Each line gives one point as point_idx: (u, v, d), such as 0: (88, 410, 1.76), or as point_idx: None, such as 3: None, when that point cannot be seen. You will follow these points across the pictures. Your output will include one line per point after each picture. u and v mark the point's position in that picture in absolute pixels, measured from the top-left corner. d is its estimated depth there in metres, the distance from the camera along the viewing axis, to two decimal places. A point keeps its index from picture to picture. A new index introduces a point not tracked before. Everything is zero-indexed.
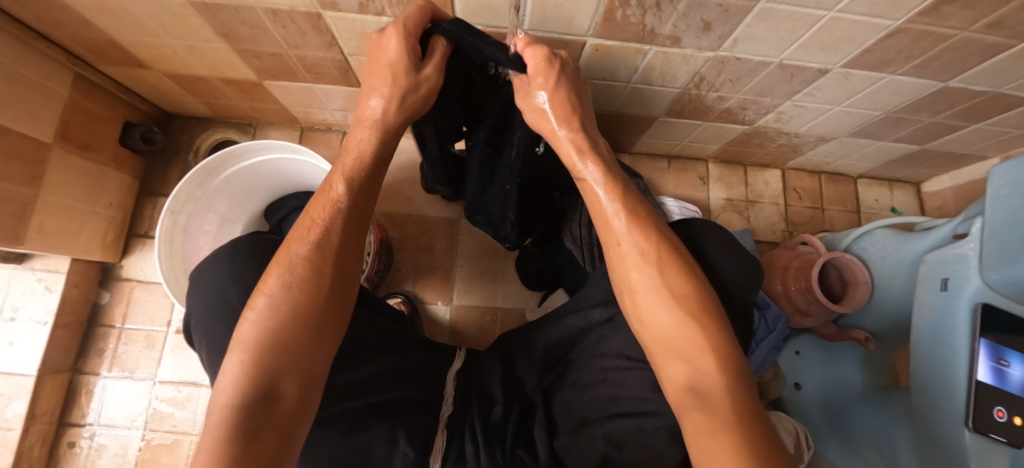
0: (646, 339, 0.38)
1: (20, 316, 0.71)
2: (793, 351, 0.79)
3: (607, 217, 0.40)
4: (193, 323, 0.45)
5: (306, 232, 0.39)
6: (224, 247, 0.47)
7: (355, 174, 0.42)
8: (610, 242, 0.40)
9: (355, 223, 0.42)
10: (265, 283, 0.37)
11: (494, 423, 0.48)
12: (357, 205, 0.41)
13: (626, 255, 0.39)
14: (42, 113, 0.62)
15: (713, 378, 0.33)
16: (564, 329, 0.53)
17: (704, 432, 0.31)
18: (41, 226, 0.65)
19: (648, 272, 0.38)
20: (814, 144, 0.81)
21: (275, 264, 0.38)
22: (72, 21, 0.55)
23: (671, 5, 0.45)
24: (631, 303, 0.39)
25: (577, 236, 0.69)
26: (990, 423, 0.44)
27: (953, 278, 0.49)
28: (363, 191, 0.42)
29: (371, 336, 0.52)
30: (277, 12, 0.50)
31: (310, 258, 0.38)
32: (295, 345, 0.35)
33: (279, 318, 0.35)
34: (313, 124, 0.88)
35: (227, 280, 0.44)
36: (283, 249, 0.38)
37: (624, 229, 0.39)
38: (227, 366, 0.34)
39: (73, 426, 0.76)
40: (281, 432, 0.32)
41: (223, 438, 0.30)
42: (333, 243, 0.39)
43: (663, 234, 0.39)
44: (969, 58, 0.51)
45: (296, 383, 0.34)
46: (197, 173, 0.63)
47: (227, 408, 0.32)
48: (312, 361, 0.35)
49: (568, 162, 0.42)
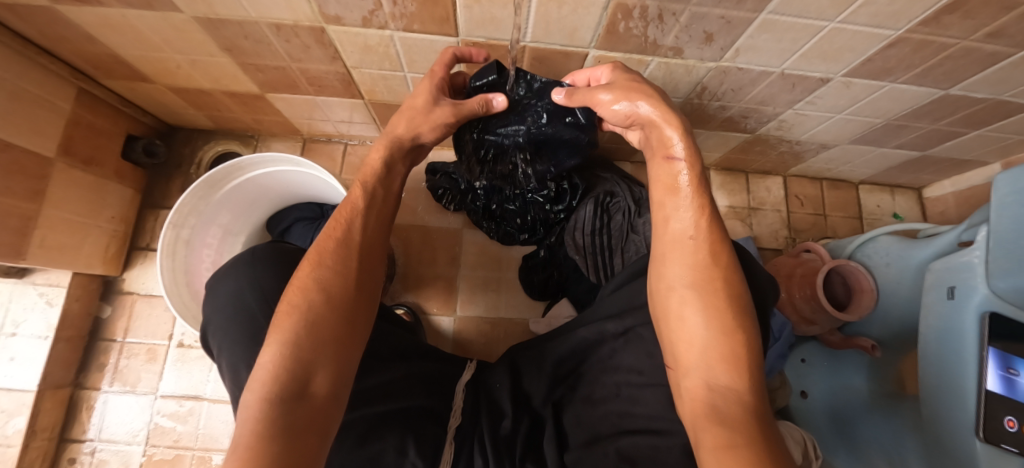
0: (673, 340, 0.39)
1: (21, 331, 0.70)
2: (799, 359, 0.78)
3: (676, 206, 0.43)
4: (211, 328, 0.47)
5: (333, 229, 0.44)
6: (245, 254, 0.50)
7: (369, 180, 0.49)
8: (675, 235, 0.42)
9: (372, 219, 0.47)
10: (298, 278, 0.40)
11: (504, 435, 0.47)
12: (374, 211, 0.47)
13: (689, 250, 0.41)
14: (45, 128, 0.63)
15: (737, 394, 0.34)
16: (575, 341, 0.53)
17: (720, 448, 0.31)
18: (44, 241, 0.65)
19: (707, 272, 0.39)
20: (815, 152, 0.81)
21: (309, 263, 0.41)
22: (76, 36, 0.55)
23: (674, 17, 0.45)
24: (675, 301, 0.40)
25: (579, 245, 0.73)
26: (1001, 433, 0.44)
27: (960, 286, 0.49)
28: (376, 193, 0.48)
29: (381, 345, 0.53)
30: (281, 27, 0.50)
31: (339, 256, 0.42)
32: (326, 338, 0.37)
33: (317, 310, 0.38)
34: (315, 135, 0.88)
35: (249, 288, 0.46)
36: (316, 249, 0.42)
37: (693, 225, 0.41)
38: (261, 361, 0.35)
39: (73, 442, 0.75)
40: (318, 430, 0.34)
41: (264, 434, 0.31)
42: (357, 240, 0.44)
43: (727, 241, 0.41)
44: (970, 66, 0.51)
45: (327, 376, 0.36)
46: (198, 186, 0.63)
47: (264, 402, 0.33)
48: (343, 356, 0.38)
49: (661, 143, 0.45)
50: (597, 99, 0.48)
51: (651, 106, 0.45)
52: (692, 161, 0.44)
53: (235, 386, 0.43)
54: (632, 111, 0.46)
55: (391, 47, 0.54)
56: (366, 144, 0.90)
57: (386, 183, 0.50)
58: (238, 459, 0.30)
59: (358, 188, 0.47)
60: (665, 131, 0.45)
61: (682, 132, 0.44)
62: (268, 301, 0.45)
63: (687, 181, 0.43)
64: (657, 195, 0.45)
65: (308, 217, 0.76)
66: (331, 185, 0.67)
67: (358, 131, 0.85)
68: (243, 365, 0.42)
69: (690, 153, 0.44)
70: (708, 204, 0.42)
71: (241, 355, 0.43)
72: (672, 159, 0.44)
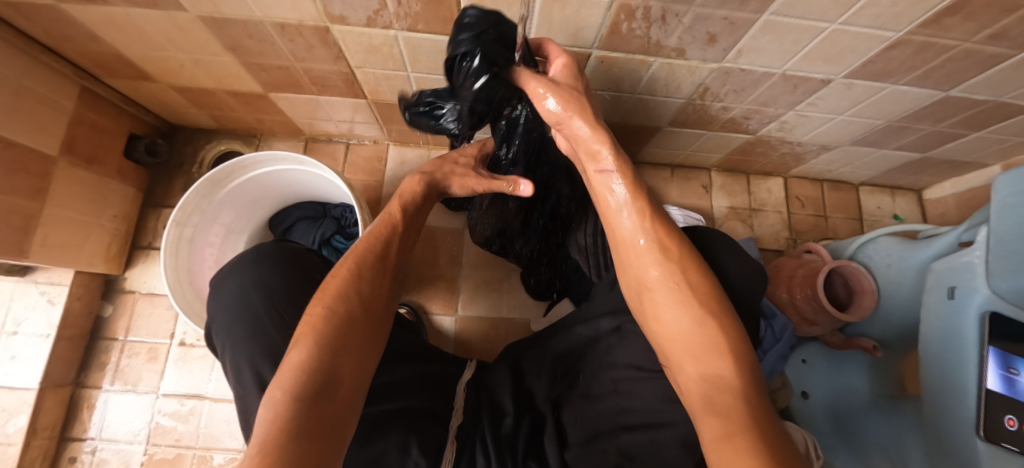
0: (659, 337, 0.41)
1: (22, 329, 0.70)
2: (799, 360, 0.78)
3: (617, 214, 0.44)
4: (215, 326, 0.47)
5: (372, 246, 0.46)
6: (248, 252, 0.50)
7: (399, 211, 0.53)
8: (627, 241, 0.43)
9: (401, 242, 0.50)
10: (334, 283, 0.41)
11: (505, 434, 0.47)
12: (403, 232, 0.51)
13: (645, 252, 0.42)
14: (49, 126, 0.63)
15: (728, 380, 0.34)
16: (573, 339, 0.56)
17: (719, 438, 0.31)
18: (46, 239, 0.65)
19: (665, 270, 0.41)
20: (816, 153, 0.82)
21: (338, 271, 0.42)
22: (80, 35, 0.56)
23: (677, 18, 0.45)
24: (648, 300, 0.42)
25: (581, 245, 0.71)
26: (1001, 432, 0.44)
27: (961, 286, 0.50)
28: (405, 218, 0.53)
29: (386, 342, 0.53)
30: (285, 26, 0.50)
31: (376, 271, 0.44)
32: (357, 345, 0.38)
33: (352, 316, 0.39)
34: (317, 134, 0.89)
35: (254, 286, 0.46)
36: (354, 261, 0.44)
37: (641, 227, 0.42)
38: (289, 359, 0.35)
39: (74, 441, 0.75)
40: (336, 434, 0.33)
41: (286, 430, 0.31)
42: (392, 261, 0.47)
43: (675, 233, 0.43)
44: (971, 68, 0.52)
45: (352, 384, 0.37)
46: (202, 185, 0.63)
47: (286, 401, 0.32)
48: (371, 366, 0.39)
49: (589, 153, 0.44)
50: (536, 93, 0.43)
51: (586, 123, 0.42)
52: (625, 169, 0.43)
53: (238, 385, 0.43)
54: (565, 117, 0.42)
55: (395, 47, 0.54)
56: (368, 143, 0.91)
57: (409, 211, 0.54)
58: (255, 458, 0.29)
59: (386, 215, 0.51)
60: (594, 146, 0.43)
61: (611, 144, 0.43)
62: (274, 302, 0.45)
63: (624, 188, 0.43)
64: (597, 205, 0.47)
65: (310, 216, 0.78)
66: (333, 182, 0.67)
67: (360, 131, 0.85)
68: (247, 366, 0.42)
69: (621, 165, 0.43)
70: (649, 206, 0.43)
71: (244, 353, 0.43)
72: (604, 172, 0.43)
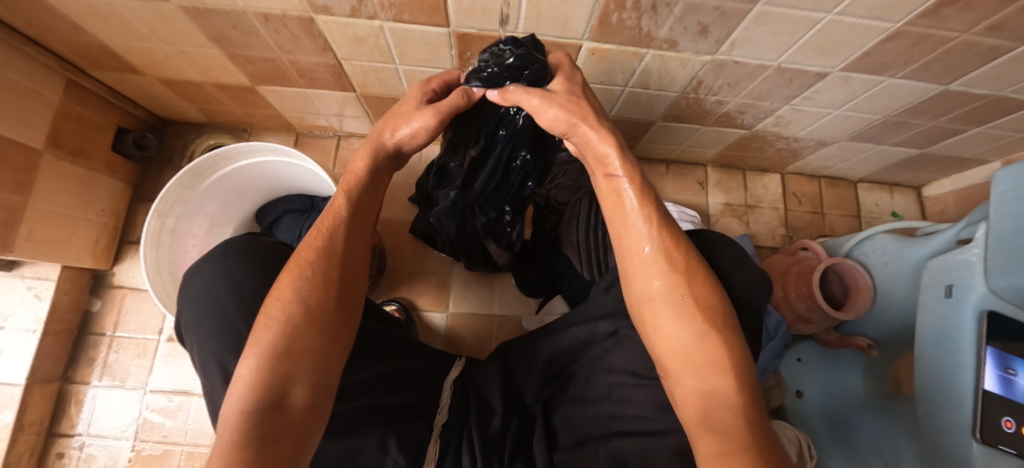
0: (659, 350, 0.39)
1: (9, 324, 0.70)
2: (794, 358, 0.78)
3: (627, 219, 0.41)
4: (184, 321, 0.46)
5: (317, 240, 0.43)
6: (218, 247, 0.48)
7: (353, 188, 0.47)
8: (630, 247, 0.41)
9: (358, 229, 0.46)
10: (278, 289, 0.39)
11: (493, 434, 0.47)
12: (359, 217, 0.46)
13: (649, 261, 0.40)
14: (33, 119, 0.62)
15: (727, 397, 0.33)
16: (567, 340, 0.53)
17: (715, 456, 0.31)
18: (31, 233, 0.64)
19: (671, 280, 0.39)
20: (813, 149, 0.80)
21: (288, 274, 0.40)
22: (62, 26, 0.55)
23: (667, 8, 0.44)
24: (649, 313, 0.39)
25: (574, 242, 0.70)
26: (998, 435, 0.42)
27: (958, 284, 0.48)
28: (362, 204, 0.47)
29: (368, 342, 0.52)
30: (269, 16, 0.49)
31: (320, 266, 0.41)
32: (304, 351, 0.37)
33: (297, 322, 0.37)
34: (308, 129, 0.88)
35: (221, 280, 0.45)
36: (295, 260, 0.41)
37: (648, 234, 0.40)
38: (240, 371, 0.35)
39: (62, 436, 0.74)
40: (293, 438, 0.34)
41: (234, 441, 0.32)
42: (339, 250, 0.43)
43: (686, 245, 0.40)
44: (971, 60, 0.50)
45: (305, 389, 0.36)
46: (184, 176, 0.62)
47: (240, 413, 0.33)
48: (322, 368, 0.38)
49: (599, 159, 0.43)
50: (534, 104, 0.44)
51: (594, 130, 0.43)
52: (634, 174, 0.42)
53: (206, 379, 0.43)
54: (571, 125, 0.43)
55: (381, 38, 0.53)
56: (360, 137, 0.90)
57: (370, 195, 0.48)
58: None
59: (343, 198, 0.46)
60: (600, 148, 0.43)
61: (619, 147, 0.42)
62: (242, 297, 0.44)
63: (633, 196, 0.41)
64: (603, 211, 0.44)
65: (298, 209, 0.77)
66: (319, 176, 0.66)
67: (352, 126, 0.84)
68: (213, 359, 0.42)
69: (628, 168, 0.42)
70: (658, 213, 0.41)
71: (209, 349, 0.43)
72: (611, 177, 0.42)
